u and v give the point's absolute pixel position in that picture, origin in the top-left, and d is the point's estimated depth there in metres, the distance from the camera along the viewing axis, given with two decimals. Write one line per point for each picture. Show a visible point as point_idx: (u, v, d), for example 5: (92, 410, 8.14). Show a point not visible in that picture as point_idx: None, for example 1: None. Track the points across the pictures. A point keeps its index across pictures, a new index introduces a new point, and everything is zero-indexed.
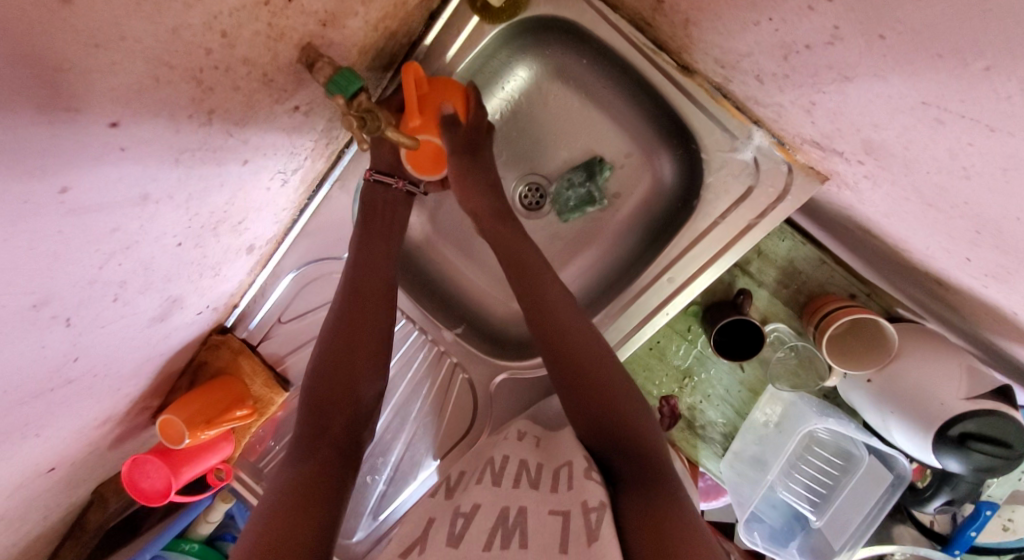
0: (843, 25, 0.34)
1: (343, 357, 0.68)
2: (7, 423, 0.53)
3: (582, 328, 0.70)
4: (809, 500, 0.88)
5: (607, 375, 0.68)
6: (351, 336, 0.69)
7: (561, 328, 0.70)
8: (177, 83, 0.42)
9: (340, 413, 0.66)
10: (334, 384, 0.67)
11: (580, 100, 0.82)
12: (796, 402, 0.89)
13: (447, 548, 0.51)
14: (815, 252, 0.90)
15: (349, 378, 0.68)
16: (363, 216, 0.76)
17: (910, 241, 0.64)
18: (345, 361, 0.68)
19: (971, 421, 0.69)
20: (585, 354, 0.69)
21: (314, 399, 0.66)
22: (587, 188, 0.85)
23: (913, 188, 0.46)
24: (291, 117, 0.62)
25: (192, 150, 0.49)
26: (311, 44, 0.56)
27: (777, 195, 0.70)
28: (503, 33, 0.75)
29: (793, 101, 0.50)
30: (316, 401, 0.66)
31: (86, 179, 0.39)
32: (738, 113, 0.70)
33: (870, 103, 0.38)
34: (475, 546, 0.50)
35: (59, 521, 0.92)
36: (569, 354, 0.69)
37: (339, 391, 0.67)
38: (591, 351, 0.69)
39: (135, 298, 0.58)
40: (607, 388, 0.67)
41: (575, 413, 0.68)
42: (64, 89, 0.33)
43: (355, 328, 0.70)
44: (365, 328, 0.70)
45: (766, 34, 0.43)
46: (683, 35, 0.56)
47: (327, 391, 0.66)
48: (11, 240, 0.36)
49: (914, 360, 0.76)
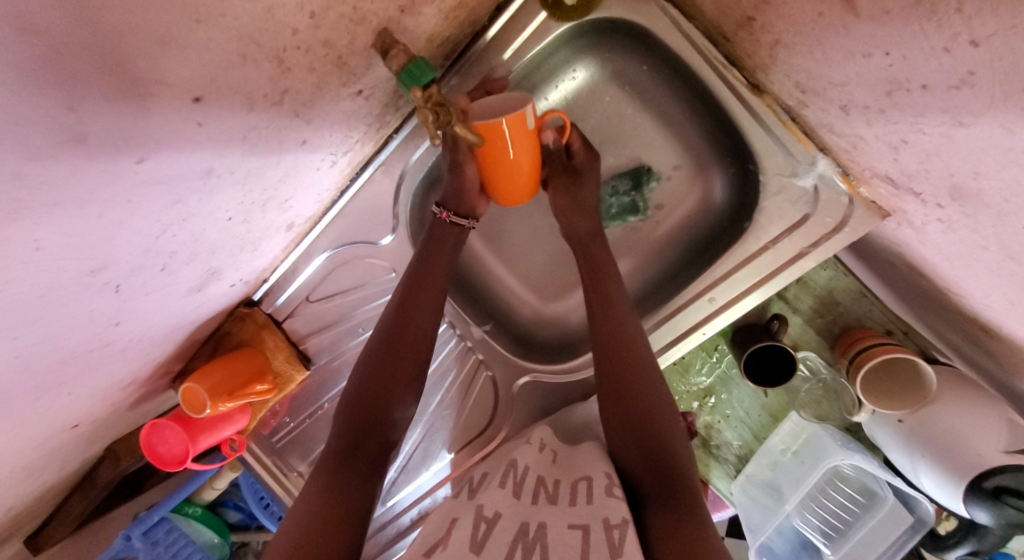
0: (980, 71, 0.32)
1: (385, 375, 0.69)
2: (43, 383, 0.52)
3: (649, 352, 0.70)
4: (824, 532, 0.85)
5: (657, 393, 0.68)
6: (396, 347, 0.71)
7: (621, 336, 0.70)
8: (260, 62, 0.41)
9: (375, 434, 0.66)
10: (378, 391, 0.68)
11: (634, 107, 0.81)
12: (820, 434, 0.86)
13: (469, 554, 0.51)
14: (856, 284, 0.88)
15: (388, 396, 0.68)
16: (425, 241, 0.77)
17: (968, 289, 0.62)
18: (390, 365, 0.70)
19: (1009, 475, 0.66)
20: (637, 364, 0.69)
21: (355, 414, 0.67)
22: (632, 197, 0.83)
23: (996, 240, 0.45)
24: (353, 100, 0.61)
25: (259, 128, 0.48)
26: (387, 29, 0.55)
27: (833, 227, 0.69)
28: (568, 30, 0.73)
29: (879, 136, 0.48)
30: (349, 415, 0.67)
31: (161, 151, 0.38)
32: (805, 139, 0.67)
33: (982, 152, 0.37)
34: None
35: (70, 476, 0.92)
36: (621, 357, 0.70)
37: (375, 408, 0.67)
38: (646, 368, 0.70)
39: (180, 268, 0.58)
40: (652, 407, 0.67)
41: (619, 422, 0.68)
42: (160, 62, 0.32)
43: (391, 366, 0.70)
44: (405, 359, 0.70)
45: (874, 68, 0.41)
46: (766, 55, 0.55)
47: (366, 407, 0.67)
48: (84, 207, 0.35)
49: (950, 407, 0.74)
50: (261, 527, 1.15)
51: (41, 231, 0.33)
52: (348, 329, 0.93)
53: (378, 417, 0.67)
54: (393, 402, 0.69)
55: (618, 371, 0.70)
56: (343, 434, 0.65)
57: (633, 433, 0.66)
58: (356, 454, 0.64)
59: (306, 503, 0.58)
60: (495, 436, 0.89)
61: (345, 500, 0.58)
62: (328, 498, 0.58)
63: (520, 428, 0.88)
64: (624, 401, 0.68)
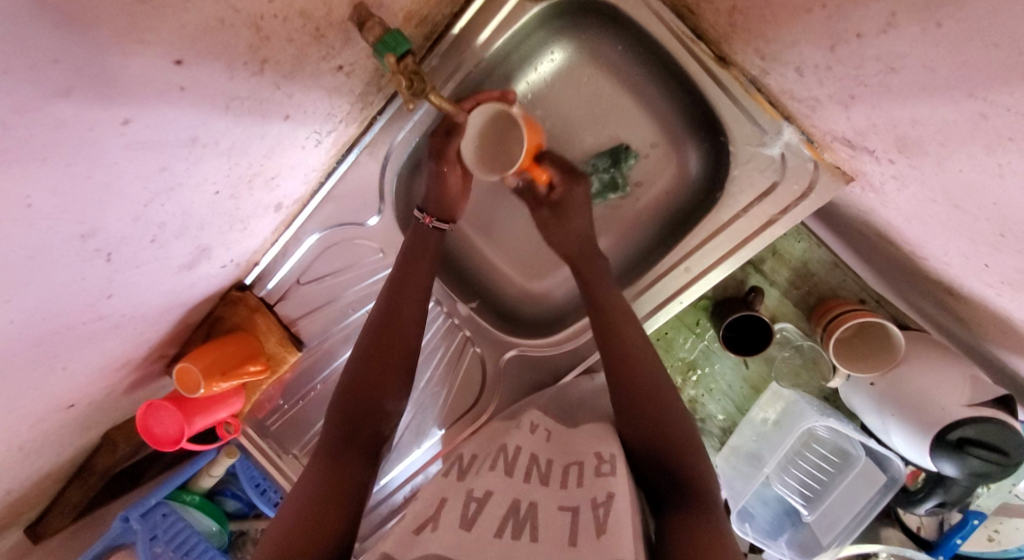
0: (901, 13, 0.35)
1: (376, 368, 0.71)
2: (40, 351, 0.54)
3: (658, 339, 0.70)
4: (801, 494, 0.89)
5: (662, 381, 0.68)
6: (386, 342, 0.72)
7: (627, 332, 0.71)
8: (238, 28, 0.44)
9: (367, 425, 0.68)
10: (370, 386, 0.70)
11: (610, 86, 0.83)
12: (797, 401, 0.89)
13: (460, 531, 0.53)
14: (830, 254, 0.91)
15: (380, 390, 0.70)
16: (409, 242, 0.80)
17: (928, 248, 0.65)
18: (381, 359, 0.71)
19: (971, 426, 0.69)
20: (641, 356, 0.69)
21: (348, 406, 0.68)
22: (611, 174, 0.85)
23: (941, 189, 0.48)
24: (333, 76, 0.64)
25: (241, 98, 0.51)
26: (363, 3, 0.57)
27: (801, 193, 0.72)
28: (543, 12, 0.76)
29: (831, 94, 0.51)
30: (341, 407, 0.68)
31: (144, 113, 0.40)
32: (771, 109, 0.70)
33: (915, 97, 0.40)
34: (487, 532, 0.52)
35: (68, 461, 0.93)
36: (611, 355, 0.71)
37: (367, 400, 0.69)
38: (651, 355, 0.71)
39: (170, 242, 0.60)
40: (656, 407, 0.67)
41: (626, 426, 0.69)
42: (141, 19, 0.34)
43: (382, 360, 0.71)
44: (397, 349, 0.73)
45: (818, 24, 0.44)
46: (726, 23, 0.58)
47: (357, 399, 0.69)
48: (71, 165, 0.37)
49: (917, 367, 0.77)
50: (258, 515, 1.18)
51: (33, 186, 0.35)
52: (337, 311, 0.95)
53: (370, 410, 0.69)
54: (387, 392, 0.70)
55: (619, 375, 0.70)
56: (335, 426, 0.67)
57: (639, 438, 0.67)
58: (351, 442, 0.66)
59: (300, 495, 0.59)
60: (482, 415, 0.92)
61: (340, 490, 0.60)
62: (322, 490, 0.59)
63: (507, 403, 0.91)
64: (627, 404, 0.69)
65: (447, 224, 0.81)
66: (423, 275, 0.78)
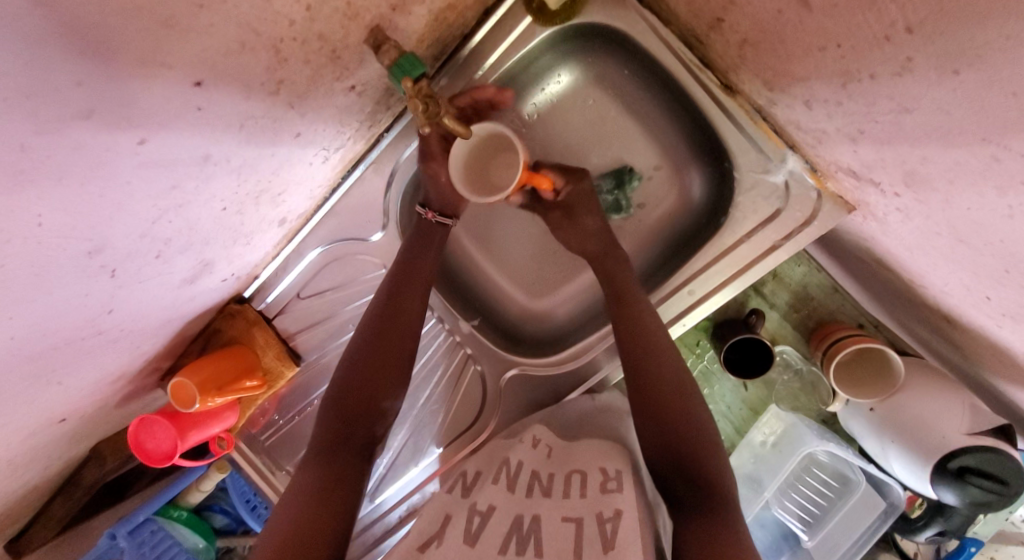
0: (918, 57, 0.36)
1: (375, 364, 0.70)
2: (38, 367, 0.53)
3: (658, 354, 0.70)
4: (801, 519, 0.88)
5: (657, 395, 0.67)
6: (387, 341, 0.71)
7: (623, 347, 0.71)
8: (258, 51, 0.44)
9: (365, 424, 0.66)
10: (365, 389, 0.68)
11: (616, 109, 0.84)
12: (796, 424, 0.88)
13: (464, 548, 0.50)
14: (829, 279, 0.92)
15: (376, 392, 0.68)
16: (413, 237, 0.79)
17: (928, 278, 0.66)
18: (381, 361, 0.70)
19: (970, 456, 0.70)
20: (636, 371, 0.69)
21: (344, 405, 0.67)
22: (615, 196, 0.86)
23: (947, 224, 0.49)
24: (345, 95, 0.64)
25: (255, 117, 0.51)
26: (379, 26, 0.59)
27: (804, 220, 0.73)
28: (552, 36, 0.76)
29: (840, 128, 0.52)
30: (338, 405, 0.67)
31: (161, 133, 0.40)
32: (775, 137, 0.72)
33: (926, 136, 0.41)
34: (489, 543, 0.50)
35: (53, 476, 0.90)
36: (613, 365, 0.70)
37: (362, 398, 0.67)
38: None
39: (174, 257, 0.59)
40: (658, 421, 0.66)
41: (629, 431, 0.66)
42: (163, 43, 0.34)
43: (379, 361, 0.70)
44: (397, 349, 0.71)
45: (830, 61, 0.45)
46: (735, 54, 0.59)
47: (356, 397, 0.67)
48: (86, 184, 0.37)
49: (916, 395, 0.77)
50: (247, 532, 1.13)
51: (44, 207, 0.34)
52: (337, 326, 0.95)
53: (368, 411, 0.67)
54: (382, 394, 0.69)
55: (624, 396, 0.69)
56: (333, 423, 0.65)
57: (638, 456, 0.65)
58: (346, 442, 0.64)
59: (292, 498, 0.56)
60: (483, 430, 0.90)
61: (334, 492, 0.58)
62: (315, 493, 0.57)
63: (507, 422, 0.90)
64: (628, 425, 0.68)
65: (452, 219, 0.79)
66: (426, 273, 0.77)
